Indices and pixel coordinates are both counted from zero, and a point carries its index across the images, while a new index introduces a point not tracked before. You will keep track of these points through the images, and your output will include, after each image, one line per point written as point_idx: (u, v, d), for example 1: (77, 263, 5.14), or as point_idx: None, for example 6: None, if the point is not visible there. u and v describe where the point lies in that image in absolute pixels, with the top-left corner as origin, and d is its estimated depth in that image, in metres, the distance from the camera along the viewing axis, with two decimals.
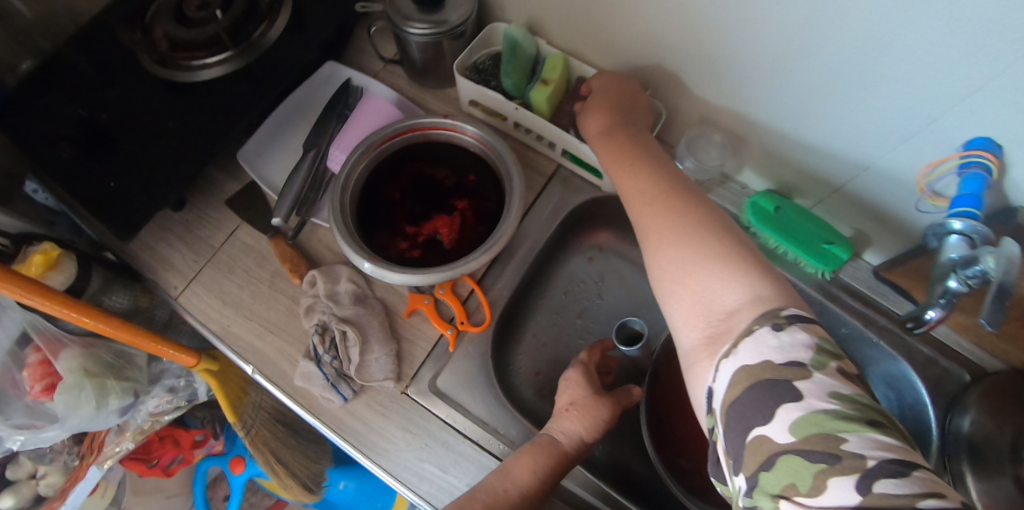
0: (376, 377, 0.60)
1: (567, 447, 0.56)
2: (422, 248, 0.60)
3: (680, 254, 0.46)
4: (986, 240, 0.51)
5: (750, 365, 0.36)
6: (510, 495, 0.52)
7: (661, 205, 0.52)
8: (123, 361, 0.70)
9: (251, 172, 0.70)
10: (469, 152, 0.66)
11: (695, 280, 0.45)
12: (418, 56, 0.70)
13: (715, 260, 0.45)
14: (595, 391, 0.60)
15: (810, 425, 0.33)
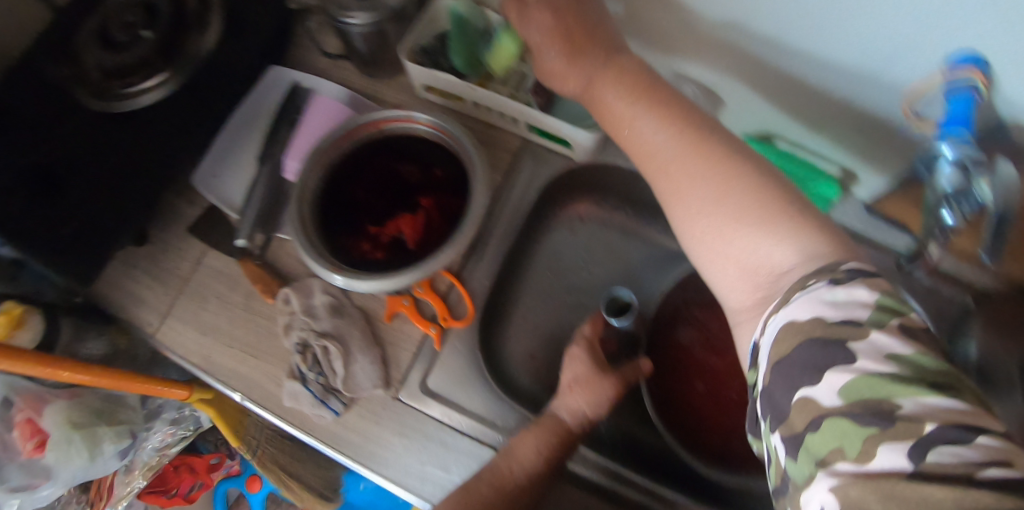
0: (364, 386, 0.58)
1: (570, 424, 0.55)
2: (386, 249, 0.58)
3: (711, 218, 0.42)
4: (981, 165, 0.47)
5: (799, 321, 0.32)
6: (512, 477, 0.51)
7: (683, 156, 0.45)
8: (114, 405, 0.69)
9: (208, 194, 0.67)
10: (429, 143, 0.63)
11: (732, 244, 0.40)
12: (363, 47, 0.67)
13: (754, 218, 0.40)
14: (597, 363, 0.58)
15: (866, 384, 0.29)
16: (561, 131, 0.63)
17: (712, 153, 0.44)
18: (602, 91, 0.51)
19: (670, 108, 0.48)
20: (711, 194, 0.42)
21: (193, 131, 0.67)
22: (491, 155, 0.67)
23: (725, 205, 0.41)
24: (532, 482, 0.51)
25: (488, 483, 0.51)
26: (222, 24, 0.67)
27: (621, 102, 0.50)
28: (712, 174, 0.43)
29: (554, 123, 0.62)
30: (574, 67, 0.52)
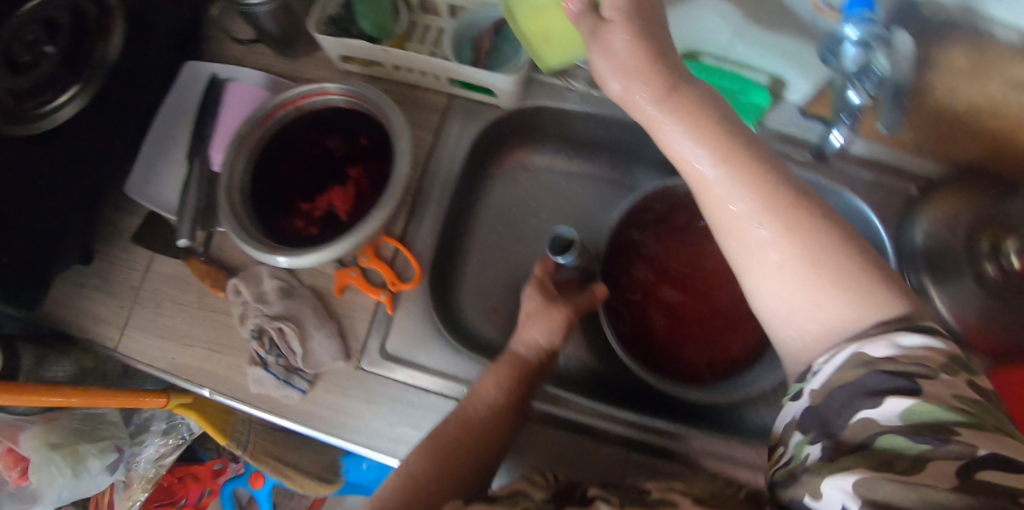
0: (324, 361, 0.59)
1: (528, 357, 0.56)
2: (319, 224, 0.58)
3: (781, 261, 0.40)
4: (881, 40, 0.49)
5: (869, 355, 0.36)
6: (477, 413, 0.52)
7: (756, 201, 0.41)
8: (93, 422, 0.69)
9: (145, 202, 0.66)
10: (351, 113, 0.62)
11: (817, 310, 0.39)
12: (273, 27, 0.65)
13: (828, 272, 0.39)
14: (548, 295, 0.59)
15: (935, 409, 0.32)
16: (482, 81, 0.63)
17: (794, 205, 0.41)
18: (652, 110, 0.46)
19: (732, 134, 0.43)
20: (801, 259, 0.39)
21: (118, 140, 0.65)
22: (418, 116, 0.66)
23: (808, 263, 0.39)
24: (495, 416, 0.52)
25: (452, 424, 0.51)
26: (123, 29, 0.62)
27: (675, 124, 0.45)
28: (796, 232, 0.40)
29: (473, 73, 0.61)
30: (641, 81, 0.45)
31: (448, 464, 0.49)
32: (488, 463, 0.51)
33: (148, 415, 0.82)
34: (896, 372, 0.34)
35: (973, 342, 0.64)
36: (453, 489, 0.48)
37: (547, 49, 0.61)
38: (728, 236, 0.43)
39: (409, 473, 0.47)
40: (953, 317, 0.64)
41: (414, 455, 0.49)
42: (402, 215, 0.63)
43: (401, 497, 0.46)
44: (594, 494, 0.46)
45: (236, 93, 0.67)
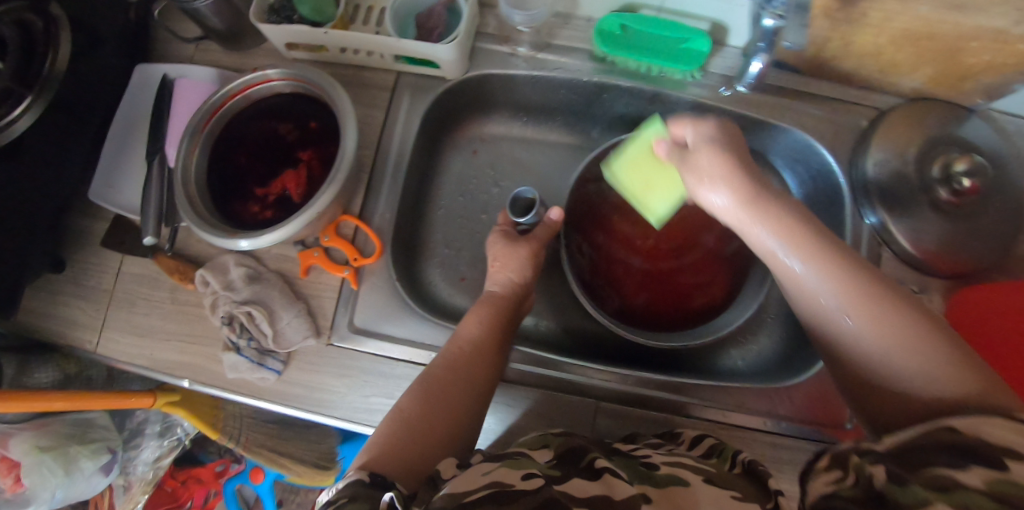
0: (295, 340, 0.61)
1: (500, 299, 0.61)
2: (274, 208, 0.60)
3: (879, 347, 0.39)
4: None
5: (955, 425, 0.33)
6: (462, 349, 0.56)
7: (847, 300, 0.41)
8: (83, 427, 0.70)
9: (109, 206, 0.67)
10: (300, 98, 0.63)
11: (929, 391, 0.37)
12: (218, 22, 0.66)
13: (930, 357, 0.37)
14: (512, 241, 0.64)
15: (976, 434, 0.32)
16: (424, 54, 0.64)
17: (870, 292, 0.41)
18: (731, 208, 0.48)
19: (814, 230, 0.44)
20: (896, 351, 0.39)
21: (77, 147, 0.66)
22: (368, 96, 0.68)
23: (906, 339, 0.38)
24: (481, 348, 0.56)
25: (442, 364, 0.55)
26: (70, 38, 0.63)
27: (747, 215, 0.46)
28: (892, 320, 0.39)
29: (414, 47, 0.62)
30: (726, 188, 0.47)
31: (439, 399, 0.52)
32: (476, 400, 0.54)
33: (142, 418, 0.84)
34: (994, 444, 0.31)
35: (930, 264, 0.66)
36: (446, 422, 0.51)
37: (652, 196, 0.58)
38: (820, 326, 0.44)
39: (403, 410, 0.50)
40: (909, 242, 0.65)
41: (406, 395, 0.52)
42: (360, 193, 0.65)
43: (398, 430, 0.49)
44: (602, 467, 0.46)
45: (187, 91, 0.67)
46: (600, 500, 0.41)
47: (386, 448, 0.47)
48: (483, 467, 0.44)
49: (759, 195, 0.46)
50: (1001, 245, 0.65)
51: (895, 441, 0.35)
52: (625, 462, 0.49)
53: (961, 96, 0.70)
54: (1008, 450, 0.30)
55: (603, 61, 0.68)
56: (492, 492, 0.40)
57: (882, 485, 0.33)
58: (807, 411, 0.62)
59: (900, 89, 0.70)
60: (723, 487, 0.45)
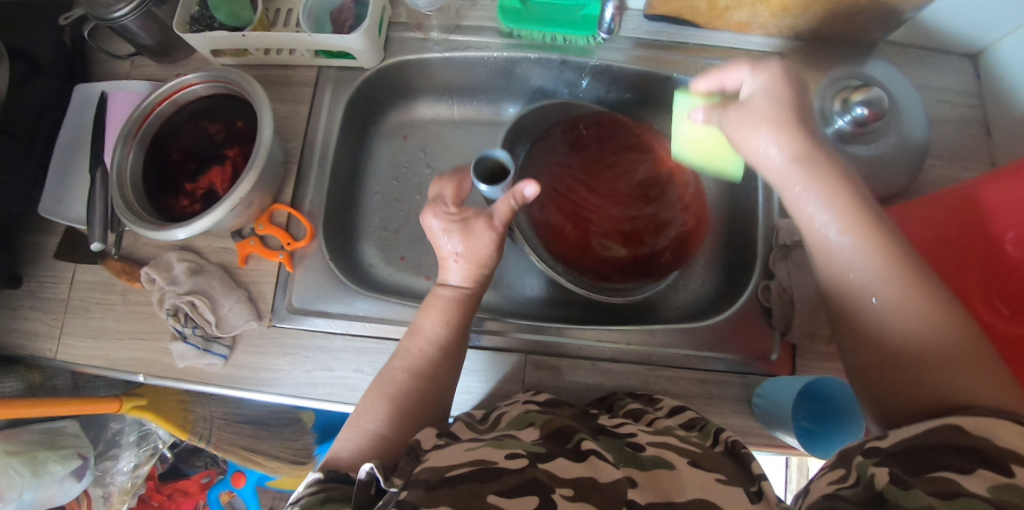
0: (237, 324, 0.64)
1: (465, 295, 0.58)
2: (203, 201, 0.64)
3: (891, 325, 0.43)
4: None
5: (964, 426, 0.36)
6: (424, 352, 0.56)
7: (878, 275, 0.44)
8: (53, 435, 0.73)
9: (59, 220, 0.71)
10: (227, 99, 0.67)
11: (930, 379, 0.40)
12: (146, 36, 0.70)
13: (931, 337, 0.41)
14: (467, 225, 0.57)
15: (985, 439, 0.35)
16: (338, 46, 0.67)
17: (902, 261, 0.44)
18: (783, 167, 0.50)
19: (863, 200, 0.47)
20: (912, 335, 0.42)
21: (24, 166, 0.69)
22: (293, 92, 0.71)
23: (922, 323, 0.42)
24: (442, 349, 0.56)
25: (403, 367, 0.55)
26: (8, 66, 0.66)
27: (796, 174, 0.49)
28: (920, 304, 0.42)
29: (325, 40, 0.66)
30: (780, 146, 0.50)
31: (406, 407, 0.52)
32: (440, 393, 0.55)
33: (118, 429, 0.85)
34: (995, 449, 0.34)
35: None
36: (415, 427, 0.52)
37: (717, 160, 0.66)
38: (841, 299, 0.47)
39: (368, 424, 0.51)
40: None
41: (369, 407, 0.52)
42: (290, 182, 0.68)
43: (366, 443, 0.50)
44: (588, 448, 0.46)
45: (121, 106, 0.72)
46: (585, 481, 0.41)
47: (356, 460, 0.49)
48: (468, 447, 0.45)
49: (820, 164, 0.49)
50: (903, 170, 0.69)
51: (902, 442, 0.38)
52: (611, 442, 0.49)
53: (857, 34, 0.74)
54: (1008, 453, 0.33)
55: (512, 37, 0.72)
56: (474, 470, 0.41)
57: (885, 486, 0.35)
58: (733, 345, 0.65)
59: (798, 33, 0.73)
60: (707, 469, 0.44)
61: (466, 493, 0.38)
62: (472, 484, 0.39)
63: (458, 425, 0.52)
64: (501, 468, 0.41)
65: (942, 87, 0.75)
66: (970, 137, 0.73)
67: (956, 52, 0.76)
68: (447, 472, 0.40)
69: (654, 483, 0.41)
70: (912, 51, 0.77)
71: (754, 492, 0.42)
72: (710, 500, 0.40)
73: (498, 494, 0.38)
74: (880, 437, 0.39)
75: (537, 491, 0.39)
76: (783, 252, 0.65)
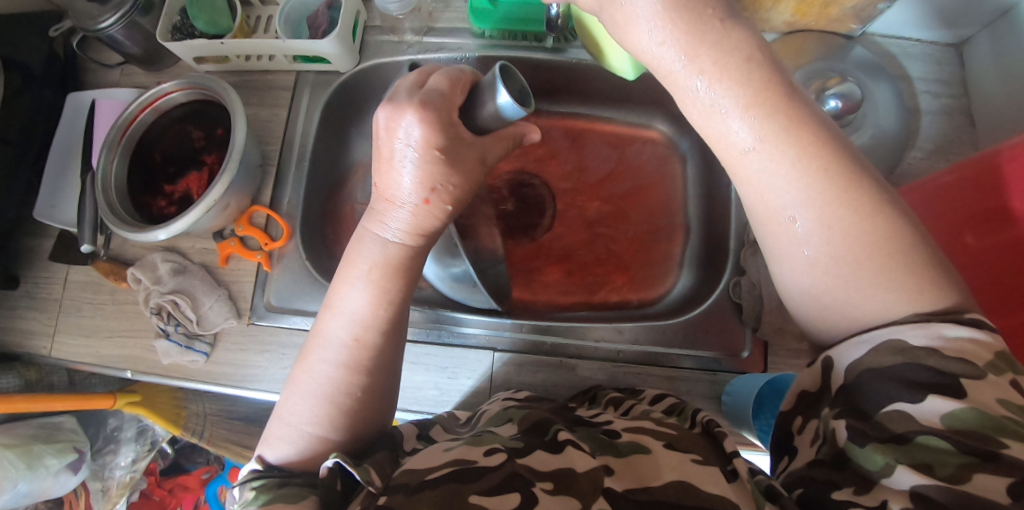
0: (217, 322, 0.66)
1: (399, 255, 0.51)
2: (179, 203, 0.68)
3: (830, 243, 0.40)
4: None
5: (908, 344, 0.36)
6: (362, 339, 0.48)
7: (805, 187, 0.40)
8: (51, 429, 0.76)
9: (52, 223, 0.74)
10: (210, 108, 0.70)
11: (851, 300, 0.40)
12: (132, 45, 0.73)
13: (868, 252, 0.39)
14: (453, 155, 0.51)
15: (931, 352, 0.35)
16: (312, 51, 0.69)
17: (830, 166, 0.40)
18: (683, 66, 0.43)
19: (772, 89, 0.41)
20: (836, 252, 0.40)
21: (19, 172, 0.72)
22: (272, 96, 0.74)
23: (842, 237, 0.39)
24: (372, 324, 0.49)
25: (332, 360, 0.48)
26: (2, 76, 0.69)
27: (692, 72, 0.42)
28: (854, 219, 0.39)
29: (299, 45, 0.68)
30: (667, 45, 0.43)
31: (343, 395, 0.47)
32: (390, 367, 0.50)
33: (117, 425, 0.88)
34: (938, 371, 0.35)
35: None
36: (370, 413, 0.48)
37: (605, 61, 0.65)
38: (763, 219, 0.43)
39: (308, 426, 0.46)
40: None
41: (299, 400, 0.47)
42: (269, 184, 0.70)
43: (317, 446, 0.46)
44: (565, 438, 0.46)
45: (108, 113, 0.74)
46: (561, 471, 0.41)
47: (314, 458, 0.46)
48: (445, 449, 0.45)
49: (715, 52, 0.41)
50: (881, 163, 0.69)
51: (851, 372, 0.38)
52: (588, 431, 0.49)
53: (834, 25, 0.74)
54: (956, 371, 0.34)
55: (484, 37, 0.73)
56: (455, 470, 0.41)
57: (846, 443, 0.36)
58: (705, 343, 0.65)
59: (772, 26, 0.74)
60: (683, 450, 0.43)
61: (448, 495, 0.38)
62: (453, 485, 0.39)
63: (436, 429, 0.53)
64: (483, 466, 0.42)
65: (924, 78, 0.74)
66: (954, 128, 0.72)
67: (939, 41, 0.75)
68: (428, 476, 0.41)
69: (631, 471, 0.42)
70: (893, 42, 0.76)
71: (728, 470, 0.41)
72: (687, 482, 0.39)
73: (480, 494, 0.39)
74: (830, 367, 0.40)
75: (519, 487, 0.39)
76: (754, 248, 0.66)
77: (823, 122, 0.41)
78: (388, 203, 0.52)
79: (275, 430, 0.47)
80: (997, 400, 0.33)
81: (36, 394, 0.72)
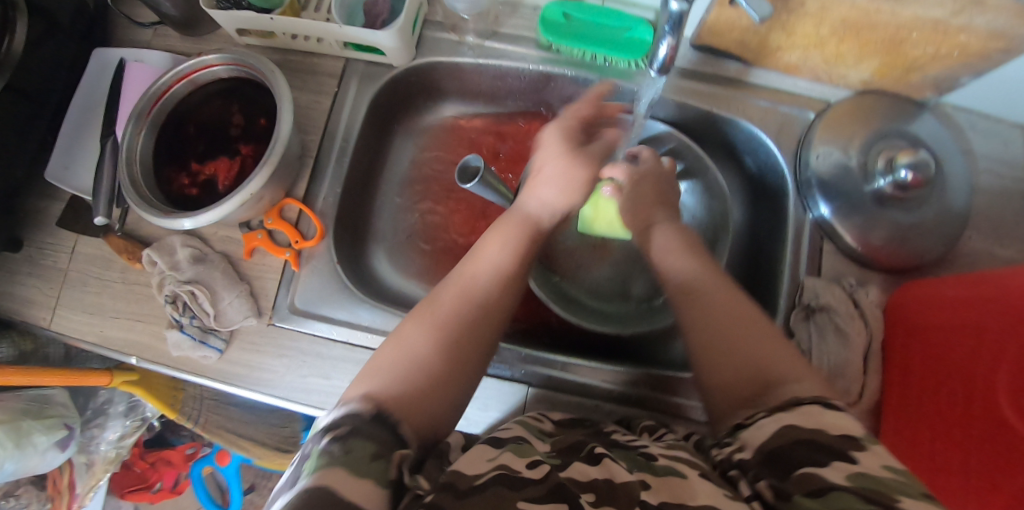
0: (236, 319, 0.62)
1: (537, 220, 0.59)
2: (202, 186, 0.63)
3: (722, 346, 0.49)
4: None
5: (799, 425, 0.40)
6: (481, 275, 0.52)
7: (698, 312, 0.53)
8: (40, 402, 0.72)
9: (64, 187, 0.68)
10: (251, 90, 0.65)
11: (745, 388, 0.46)
12: (171, 8, 0.67)
13: (750, 354, 0.48)
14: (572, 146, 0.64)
15: (819, 430, 0.38)
16: (368, 41, 0.65)
17: (721, 297, 0.53)
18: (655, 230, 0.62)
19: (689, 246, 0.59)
20: (705, 343, 0.51)
21: (34, 130, 0.67)
22: (316, 82, 0.69)
23: (729, 342, 0.49)
24: (499, 273, 0.52)
25: (455, 288, 0.51)
26: (28, 22, 0.63)
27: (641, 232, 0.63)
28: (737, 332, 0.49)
29: (356, 34, 0.63)
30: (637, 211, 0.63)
31: (452, 334, 0.47)
32: (492, 328, 0.49)
33: (107, 398, 0.84)
34: (830, 447, 0.37)
35: (871, 259, 0.66)
36: (461, 367, 0.46)
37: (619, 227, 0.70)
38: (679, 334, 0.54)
39: (421, 349, 0.45)
40: (851, 236, 0.65)
41: (417, 329, 0.47)
42: (304, 176, 0.66)
43: (410, 372, 0.43)
44: (601, 452, 0.45)
45: (138, 75, 0.69)
46: (602, 483, 0.40)
47: (398, 394, 0.41)
48: (487, 452, 0.41)
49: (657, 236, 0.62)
50: (946, 239, 0.66)
51: (761, 450, 0.40)
52: (625, 453, 0.47)
53: (910, 91, 0.70)
54: (847, 443, 0.37)
55: (550, 50, 0.68)
56: (500, 474, 0.38)
57: (771, 500, 0.37)
58: None
59: (848, 81, 0.71)
60: (721, 484, 0.40)
61: (493, 501, 0.35)
62: (500, 488, 0.36)
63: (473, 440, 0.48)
64: (525, 477, 0.38)
65: (989, 155, 0.72)
66: (1013, 212, 0.70)
67: (1011, 121, 0.72)
68: (475, 480, 0.37)
69: (666, 486, 0.40)
70: (965, 115, 0.73)
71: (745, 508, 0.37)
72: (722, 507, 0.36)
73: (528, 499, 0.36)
74: (743, 450, 0.42)
75: (566, 497, 0.37)
76: (806, 313, 0.63)
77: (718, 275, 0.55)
78: (535, 176, 0.62)
79: (374, 362, 0.44)
80: (883, 468, 0.35)
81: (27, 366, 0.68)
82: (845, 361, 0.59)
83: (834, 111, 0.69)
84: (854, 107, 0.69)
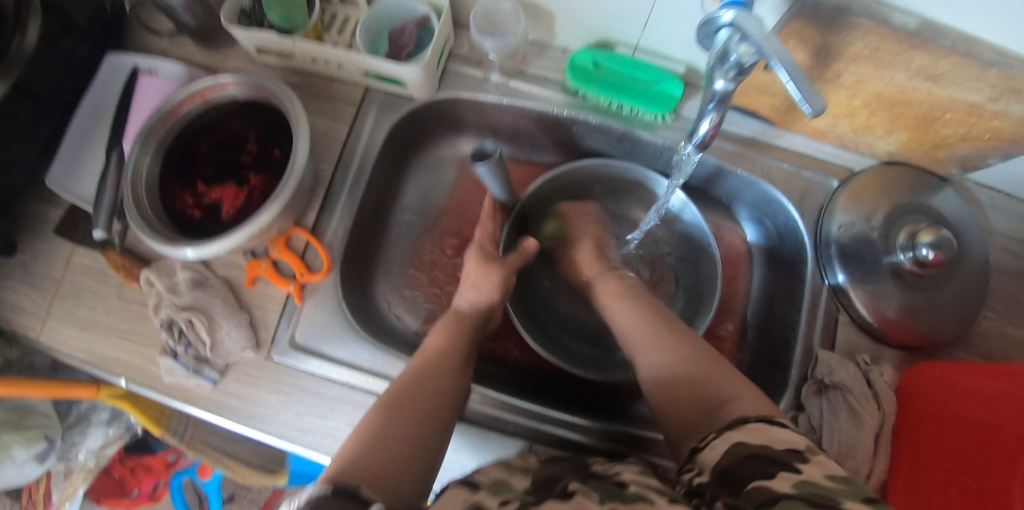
0: (233, 351, 0.60)
1: (470, 316, 0.61)
2: (205, 208, 0.61)
3: (673, 371, 0.51)
4: (740, 71, 0.43)
5: (746, 443, 0.40)
6: (427, 364, 0.53)
7: (647, 350, 0.55)
8: (23, 412, 0.70)
9: (66, 195, 0.66)
10: (265, 112, 0.63)
11: (695, 406, 0.47)
12: (191, 20, 0.65)
13: (698, 374, 0.49)
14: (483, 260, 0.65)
15: (766, 445, 0.39)
16: (390, 73, 0.63)
17: (661, 332, 0.56)
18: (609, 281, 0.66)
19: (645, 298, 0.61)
20: (661, 372, 0.52)
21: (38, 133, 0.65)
22: (334, 108, 0.67)
23: (675, 368, 0.51)
24: (447, 359, 0.55)
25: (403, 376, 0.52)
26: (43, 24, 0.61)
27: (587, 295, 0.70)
28: (684, 357, 0.52)
29: (380, 65, 0.61)
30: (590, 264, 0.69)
31: (408, 411, 0.48)
32: (446, 413, 0.51)
33: (92, 405, 0.82)
34: (774, 460, 0.37)
35: (884, 334, 0.64)
36: (420, 440, 0.46)
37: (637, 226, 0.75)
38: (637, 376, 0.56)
39: (371, 426, 0.45)
40: (865, 308, 0.64)
41: (373, 412, 0.47)
42: (315, 206, 0.64)
43: (370, 441, 0.44)
44: (573, 488, 0.44)
45: (150, 87, 0.67)
46: None
47: (355, 459, 0.41)
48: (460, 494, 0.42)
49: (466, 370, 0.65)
50: (961, 320, 0.65)
51: (715, 470, 0.40)
52: (599, 483, 0.45)
53: (934, 165, 0.69)
54: (791, 455, 0.37)
55: (575, 95, 0.67)
56: None
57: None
58: None
59: (873, 151, 0.69)
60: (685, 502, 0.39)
61: None
62: None
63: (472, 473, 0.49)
64: None
65: (1009, 235, 0.71)
66: None
67: None
68: None
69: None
70: (986, 192, 0.72)
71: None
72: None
73: None
74: (700, 474, 0.41)
75: None
76: (818, 387, 0.62)
77: (659, 314, 0.58)
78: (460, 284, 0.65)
79: (363, 426, 0.46)
80: (827, 476, 0.35)
81: (12, 376, 0.65)
82: (854, 442, 0.58)
83: (858, 180, 0.68)
84: (878, 179, 0.68)
